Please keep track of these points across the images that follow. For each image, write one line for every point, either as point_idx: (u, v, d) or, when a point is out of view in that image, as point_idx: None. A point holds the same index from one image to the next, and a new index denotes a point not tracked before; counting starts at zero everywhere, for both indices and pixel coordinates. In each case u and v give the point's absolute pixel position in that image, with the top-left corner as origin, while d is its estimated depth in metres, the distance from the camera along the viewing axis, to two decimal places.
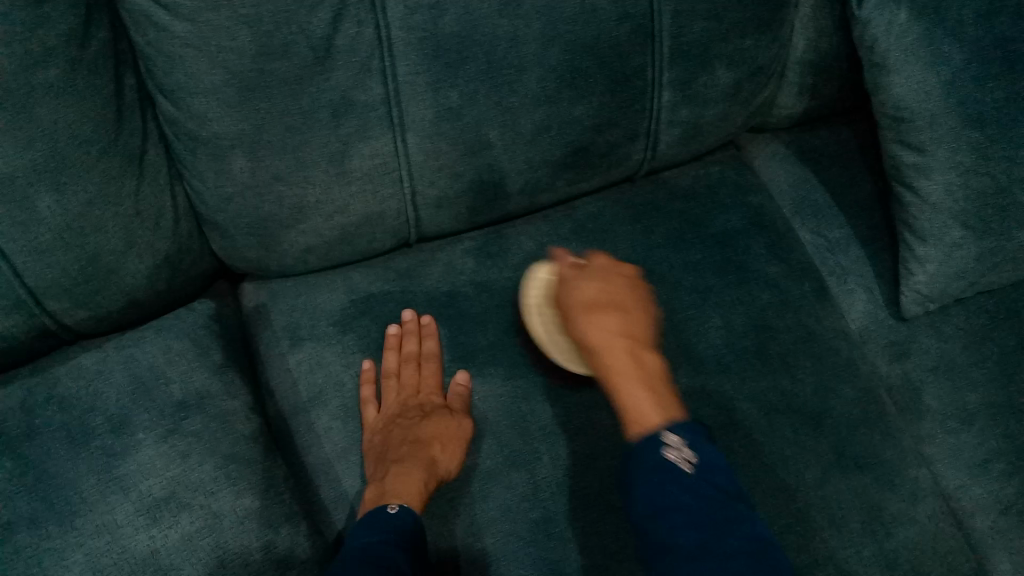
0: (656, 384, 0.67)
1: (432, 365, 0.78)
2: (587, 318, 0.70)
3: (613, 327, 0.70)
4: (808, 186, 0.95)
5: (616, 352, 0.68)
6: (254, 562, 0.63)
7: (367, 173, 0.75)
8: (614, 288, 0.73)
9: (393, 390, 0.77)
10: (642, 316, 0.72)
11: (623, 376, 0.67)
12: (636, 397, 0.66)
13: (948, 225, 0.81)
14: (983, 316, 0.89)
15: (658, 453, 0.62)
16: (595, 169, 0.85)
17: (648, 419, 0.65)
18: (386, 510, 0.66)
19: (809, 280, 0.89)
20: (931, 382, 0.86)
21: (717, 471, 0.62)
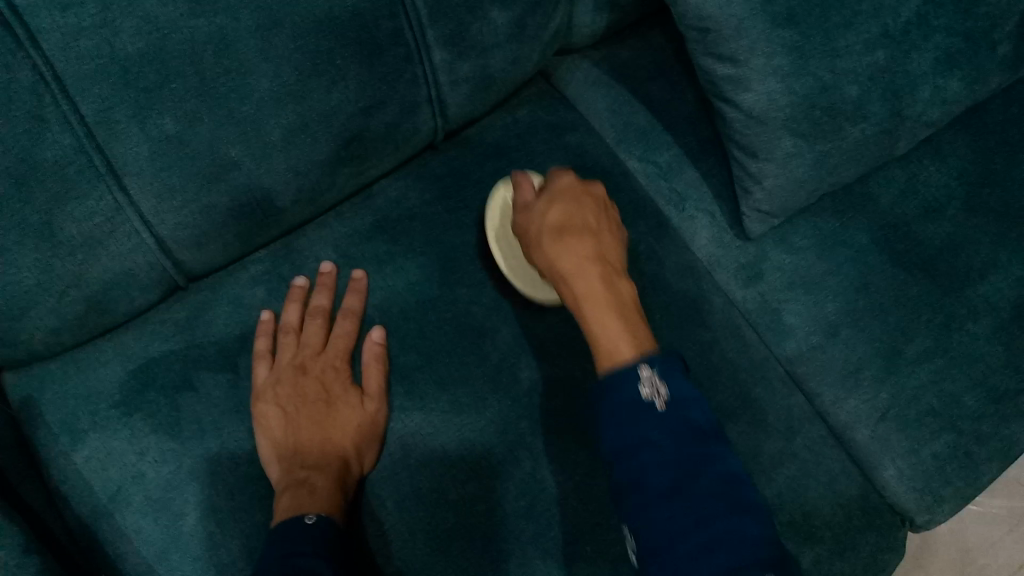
0: (629, 311, 0.64)
1: (344, 325, 0.71)
2: (577, 241, 0.66)
3: (584, 254, 0.65)
4: (627, 108, 0.85)
5: (586, 278, 0.64)
6: None
7: (94, 236, 0.61)
8: (582, 210, 0.68)
9: (291, 348, 0.70)
10: (607, 241, 0.68)
11: (595, 300, 0.64)
12: (608, 328, 0.63)
13: (779, 135, 0.73)
14: (830, 217, 0.82)
15: (633, 387, 0.59)
16: (381, 157, 0.73)
17: (622, 351, 0.62)
18: (304, 521, 0.60)
19: (644, 219, 0.81)
20: (790, 300, 0.81)
21: (691, 406, 0.59)
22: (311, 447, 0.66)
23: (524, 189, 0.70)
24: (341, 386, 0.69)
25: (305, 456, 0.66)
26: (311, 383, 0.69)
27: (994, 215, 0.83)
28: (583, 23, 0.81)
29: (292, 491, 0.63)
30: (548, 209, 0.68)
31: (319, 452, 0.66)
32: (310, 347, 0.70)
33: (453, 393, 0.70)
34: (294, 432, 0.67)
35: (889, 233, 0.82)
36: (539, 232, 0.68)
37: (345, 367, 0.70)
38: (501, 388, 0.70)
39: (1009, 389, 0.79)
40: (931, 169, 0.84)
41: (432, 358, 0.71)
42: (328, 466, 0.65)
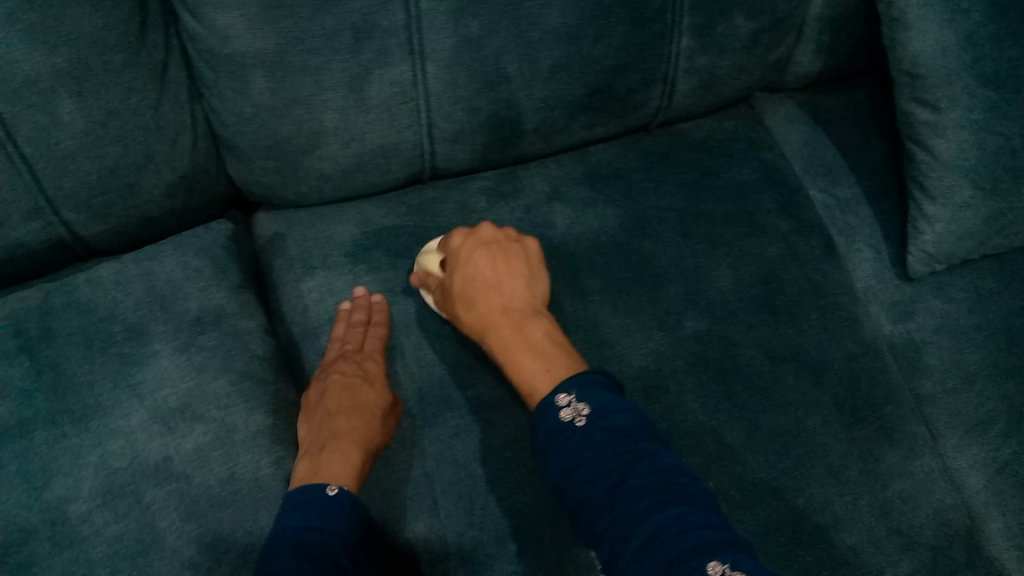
0: (545, 347, 0.69)
1: (378, 330, 0.76)
2: (486, 299, 0.72)
3: (490, 307, 0.72)
4: (819, 145, 0.96)
5: (495, 329, 0.71)
6: (265, 477, 0.67)
7: (387, 103, 0.75)
8: (479, 262, 0.74)
9: (338, 345, 0.76)
10: (522, 286, 0.74)
11: (508, 350, 0.70)
12: (522, 367, 0.68)
13: (960, 184, 0.82)
14: (988, 280, 0.89)
15: (553, 412, 0.62)
16: (610, 119, 0.86)
17: (538, 389, 0.66)
18: (326, 490, 0.63)
19: (818, 236, 0.90)
20: (934, 342, 0.87)
21: (614, 414, 0.61)
22: (338, 415, 0.70)
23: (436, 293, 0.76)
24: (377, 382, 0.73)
25: (335, 423, 0.69)
26: (347, 364, 0.73)
27: None
28: (802, 62, 0.93)
29: (310, 455, 0.67)
30: (468, 262, 0.75)
31: (344, 421, 0.69)
32: (353, 342, 0.75)
33: (622, 319, 0.80)
34: (324, 403, 0.71)
35: None
36: (459, 290, 0.74)
37: (377, 366, 0.74)
38: (664, 328, 0.80)
39: None
40: None
41: (613, 288, 0.81)
42: (348, 434, 0.68)
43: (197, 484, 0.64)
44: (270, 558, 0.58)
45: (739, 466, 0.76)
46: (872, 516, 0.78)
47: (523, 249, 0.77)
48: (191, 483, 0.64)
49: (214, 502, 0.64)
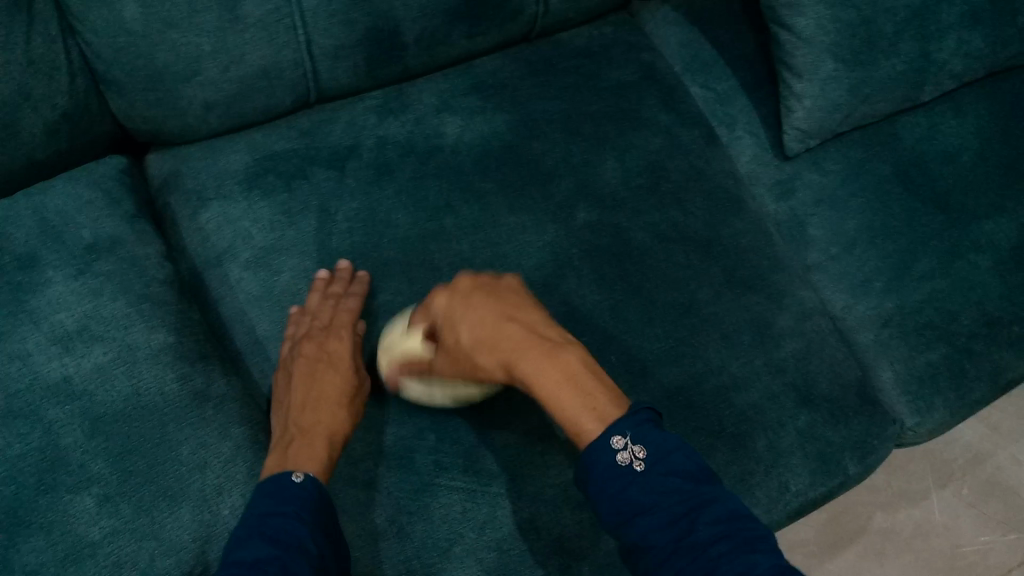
0: (579, 373, 0.67)
1: (349, 306, 0.76)
2: (510, 338, 0.69)
3: (507, 344, 0.69)
4: (695, 44, 1.00)
5: (531, 361, 0.67)
6: (170, 392, 0.67)
7: (263, 22, 0.76)
8: (478, 309, 0.71)
9: (304, 326, 0.75)
10: (527, 318, 0.71)
11: (546, 387, 0.66)
12: (565, 405, 0.65)
13: (823, 59, 0.87)
14: (858, 150, 0.94)
15: (609, 457, 0.61)
16: (489, 28, 0.88)
17: (587, 426, 0.64)
18: (291, 477, 0.63)
19: (699, 127, 0.95)
20: (815, 215, 0.93)
21: (673, 454, 0.60)
22: (306, 408, 0.69)
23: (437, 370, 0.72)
24: (342, 361, 0.73)
25: (303, 415, 0.69)
26: (309, 350, 0.73)
27: (1003, 168, 0.94)
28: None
29: (279, 449, 0.67)
30: (468, 313, 0.71)
31: (310, 415, 0.69)
32: (319, 322, 0.75)
33: (517, 216, 0.83)
34: (292, 394, 0.71)
35: (911, 168, 0.93)
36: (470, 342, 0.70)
37: (341, 345, 0.74)
38: (558, 221, 0.84)
39: (1003, 317, 0.90)
40: (953, 122, 0.95)
41: (506, 188, 0.84)
42: (315, 426, 0.68)
43: (100, 401, 0.65)
44: (239, 544, 0.58)
45: (638, 340, 0.81)
46: (767, 375, 0.83)
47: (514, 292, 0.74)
48: (94, 400, 0.65)
49: (120, 416, 0.65)
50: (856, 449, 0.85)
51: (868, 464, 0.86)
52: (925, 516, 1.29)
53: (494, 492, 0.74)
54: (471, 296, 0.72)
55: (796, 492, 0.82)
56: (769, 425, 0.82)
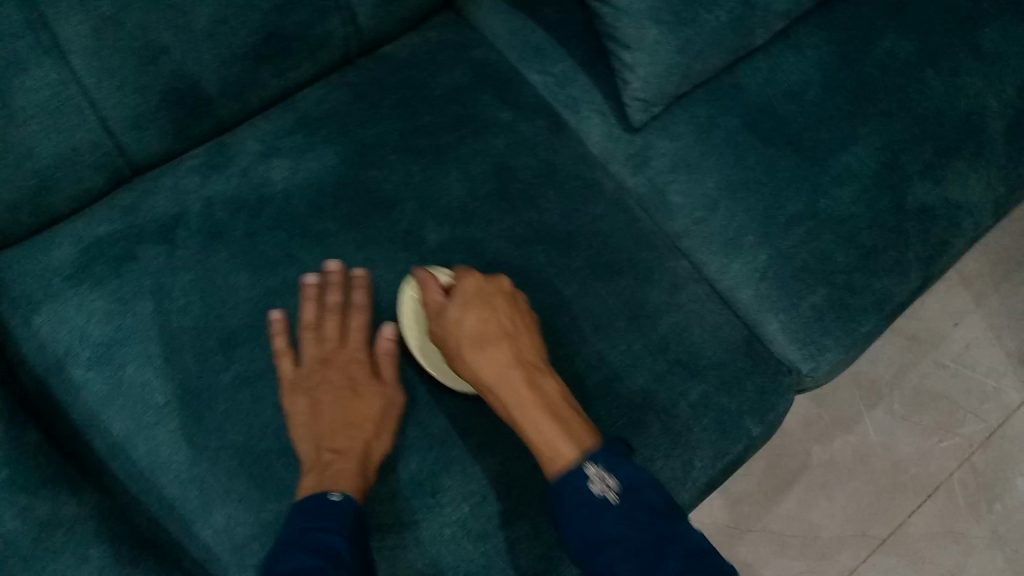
0: (562, 411, 0.70)
1: (357, 319, 0.77)
2: (496, 356, 0.71)
3: (499, 363, 0.71)
4: (525, 30, 0.97)
5: (509, 387, 0.70)
6: (9, 531, 0.64)
7: (44, 109, 0.70)
8: (496, 316, 0.73)
9: (315, 342, 0.76)
10: (523, 342, 0.74)
11: (526, 411, 0.69)
12: (544, 431, 0.68)
13: (646, 25, 0.84)
14: (706, 107, 0.92)
15: (585, 487, 0.65)
16: (299, 61, 0.83)
17: (560, 454, 0.67)
18: (329, 498, 0.68)
19: (542, 117, 0.92)
20: (674, 181, 0.91)
21: (646, 488, 0.65)
22: (336, 432, 0.73)
23: (429, 307, 0.74)
24: (361, 379, 0.75)
25: (333, 439, 0.73)
26: (334, 373, 0.75)
27: (850, 95, 0.92)
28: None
29: (318, 473, 0.70)
30: (461, 322, 0.72)
31: (341, 439, 0.73)
32: (331, 341, 0.76)
33: (364, 251, 0.79)
34: (319, 415, 0.73)
35: (760, 116, 0.91)
36: (455, 345, 0.72)
37: (359, 363, 0.76)
38: (409, 248, 0.80)
39: (876, 246, 0.89)
40: (793, 60, 0.93)
41: (346, 225, 0.80)
42: (350, 452, 0.72)
43: None
44: (279, 557, 0.65)
45: None
46: (649, 358, 0.82)
47: (517, 302, 0.76)
48: None
49: None
50: (755, 410, 0.84)
51: (771, 422, 0.85)
52: (863, 440, 1.30)
53: (388, 548, 0.71)
54: (492, 298, 0.73)
55: (700, 469, 0.81)
56: (661, 407, 0.81)
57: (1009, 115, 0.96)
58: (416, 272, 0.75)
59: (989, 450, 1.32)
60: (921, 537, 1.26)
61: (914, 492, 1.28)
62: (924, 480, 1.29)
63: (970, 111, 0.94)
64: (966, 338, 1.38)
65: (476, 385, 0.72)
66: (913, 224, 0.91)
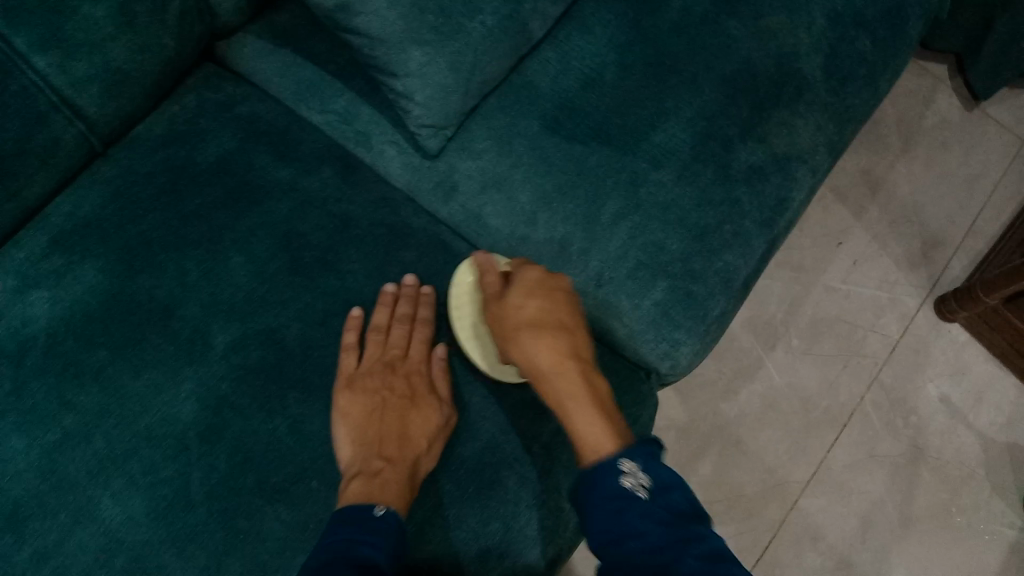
0: (609, 410, 0.68)
1: (423, 333, 0.77)
2: (545, 335, 0.69)
3: (557, 350, 0.69)
4: (295, 68, 0.87)
5: (564, 375, 0.68)
6: None
7: None
8: (559, 307, 0.71)
9: (380, 346, 0.75)
10: (580, 339, 0.72)
11: (576, 401, 0.67)
12: (590, 422, 0.66)
13: (407, 48, 0.76)
14: (502, 116, 0.85)
15: (613, 479, 0.61)
16: (28, 175, 0.73)
17: (602, 444, 0.64)
18: (374, 510, 0.64)
19: (328, 164, 0.84)
20: (487, 204, 0.84)
21: (673, 491, 0.61)
22: (387, 443, 0.71)
23: (490, 276, 0.74)
24: (420, 393, 0.74)
25: (385, 447, 0.71)
26: (398, 382, 0.75)
27: (649, 69, 0.86)
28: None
29: (364, 478, 0.67)
30: (524, 304, 0.71)
31: (393, 449, 0.71)
32: (397, 348, 0.76)
33: (147, 375, 0.70)
34: (375, 422, 0.72)
35: (560, 114, 0.85)
36: (511, 323, 0.70)
37: (420, 378, 0.76)
38: (194, 360, 0.71)
39: (709, 224, 0.84)
40: (582, 43, 0.87)
41: (122, 349, 0.71)
42: (400, 463, 0.70)
43: None
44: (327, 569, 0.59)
45: None
46: (493, 407, 0.77)
47: (564, 286, 0.74)
48: None
49: None
50: None
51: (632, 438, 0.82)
52: (767, 386, 1.27)
53: None
54: (559, 290, 0.72)
55: (570, 508, 0.76)
56: (514, 457, 0.75)
57: (824, 46, 0.89)
58: (475, 251, 0.77)
59: (894, 364, 1.29)
60: (843, 469, 1.24)
61: (829, 426, 1.25)
62: (837, 411, 1.26)
63: (783, 53, 0.88)
64: (853, 255, 1.34)
65: (526, 368, 0.70)
66: (745, 190, 0.85)
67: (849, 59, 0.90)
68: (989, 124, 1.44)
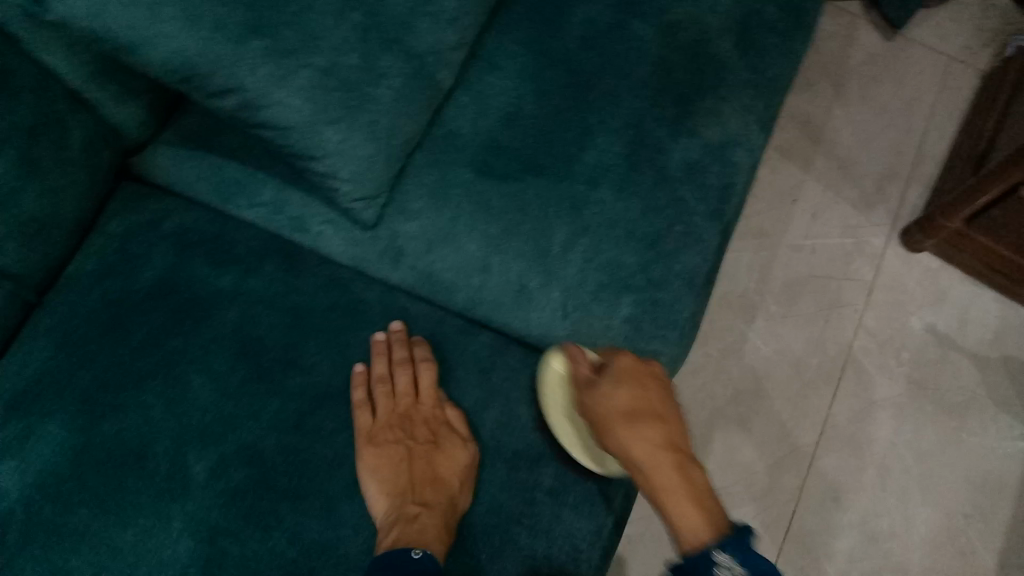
0: (705, 498, 0.64)
1: (427, 376, 0.77)
2: (641, 434, 0.66)
3: (651, 442, 0.65)
4: (214, 169, 0.86)
5: (660, 470, 0.64)
6: None
7: None
8: (648, 397, 0.69)
9: (388, 399, 0.75)
10: (676, 429, 0.68)
11: (668, 493, 0.63)
12: (686, 513, 0.62)
13: (322, 130, 0.75)
14: (430, 171, 0.84)
15: (709, 568, 0.59)
16: None
17: (698, 535, 0.61)
18: (411, 554, 0.64)
19: (268, 260, 0.82)
20: (437, 260, 0.83)
21: (768, 575, 0.59)
22: (422, 486, 0.72)
23: (581, 372, 0.72)
24: (440, 432, 0.75)
25: (419, 491, 0.72)
26: (420, 428, 0.75)
27: (565, 91, 0.85)
28: (109, 112, 0.80)
29: (403, 526, 0.68)
30: (614, 395, 0.68)
31: (427, 489, 0.72)
32: (406, 394, 0.76)
33: (134, 522, 0.68)
34: (403, 469, 0.73)
35: (487, 157, 0.84)
36: (603, 422, 0.68)
37: (436, 418, 0.76)
38: (178, 495, 0.69)
39: (660, 230, 0.83)
40: (492, 81, 0.86)
41: (102, 502, 0.69)
42: (436, 504, 0.71)
43: None
44: None
45: (342, 549, 0.69)
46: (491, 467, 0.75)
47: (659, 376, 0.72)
48: None
49: None
50: None
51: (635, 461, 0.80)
52: (756, 358, 1.26)
53: None
54: (647, 377, 0.70)
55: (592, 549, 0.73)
56: (520, 513, 0.73)
57: (733, 25, 0.89)
58: (562, 345, 0.75)
59: (874, 307, 1.29)
60: (849, 422, 1.23)
61: (825, 383, 1.25)
62: (829, 366, 1.26)
63: (694, 42, 0.87)
64: (811, 208, 1.34)
65: (621, 458, 0.66)
66: (687, 188, 0.84)
67: (760, 32, 0.89)
68: (913, 49, 1.44)
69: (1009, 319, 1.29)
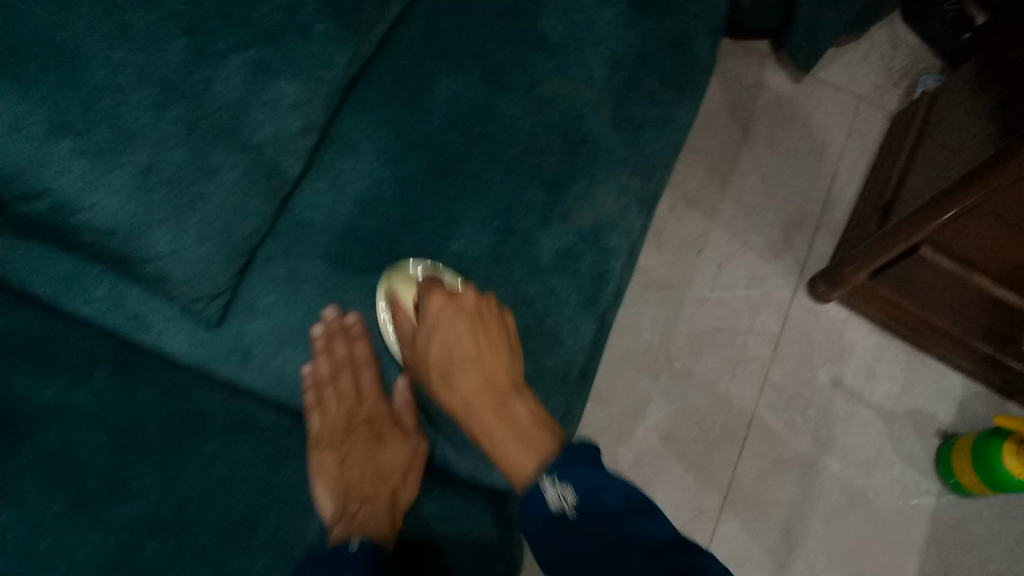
0: (533, 430, 0.68)
1: (370, 373, 0.79)
2: (467, 375, 0.71)
3: (477, 385, 0.70)
4: (43, 259, 0.78)
5: (485, 414, 0.69)
6: None
7: None
8: (468, 337, 0.71)
9: (335, 399, 0.77)
10: (503, 364, 0.71)
11: (493, 436, 0.68)
12: (514, 451, 0.67)
13: (147, 231, 0.67)
14: (280, 265, 0.77)
15: (541, 498, 0.64)
16: None
17: (524, 471, 0.66)
18: (349, 547, 0.69)
19: (100, 365, 0.74)
20: (288, 359, 0.77)
21: (597, 480, 0.62)
22: (367, 480, 0.75)
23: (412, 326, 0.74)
24: (383, 428, 0.77)
25: (357, 489, 0.75)
26: (361, 428, 0.78)
27: (427, 176, 0.79)
28: None
29: (347, 521, 0.72)
30: (441, 341, 0.72)
31: (368, 487, 0.75)
32: (350, 395, 0.77)
33: None
34: (347, 471, 0.76)
35: (342, 247, 0.77)
36: (431, 370, 0.72)
37: (382, 411, 0.79)
38: None
39: (530, 325, 0.77)
40: (347, 166, 0.80)
41: None
42: (379, 497, 0.74)
43: None
44: None
45: None
46: None
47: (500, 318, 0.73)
48: None
49: None
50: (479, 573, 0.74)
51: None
52: (660, 417, 1.22)
53: None
54: (470, 309, 0.72)
55: None
56: None
57: (608, 99, 0.84)
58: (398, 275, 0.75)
59: (780, 361, 1.26)
60: (753, 482, 1.20)
61: (730, 442, 1.22)
62: (734, 424, 1.23)
63: (566, 118, 0.82)
64: (716, 258, 1.31)
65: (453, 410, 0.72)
66: (559, 277, 0.79)
67: (638, 105, 0.85)
68: (822, 89, 1.41)
69: (915, 370, 1.27)
